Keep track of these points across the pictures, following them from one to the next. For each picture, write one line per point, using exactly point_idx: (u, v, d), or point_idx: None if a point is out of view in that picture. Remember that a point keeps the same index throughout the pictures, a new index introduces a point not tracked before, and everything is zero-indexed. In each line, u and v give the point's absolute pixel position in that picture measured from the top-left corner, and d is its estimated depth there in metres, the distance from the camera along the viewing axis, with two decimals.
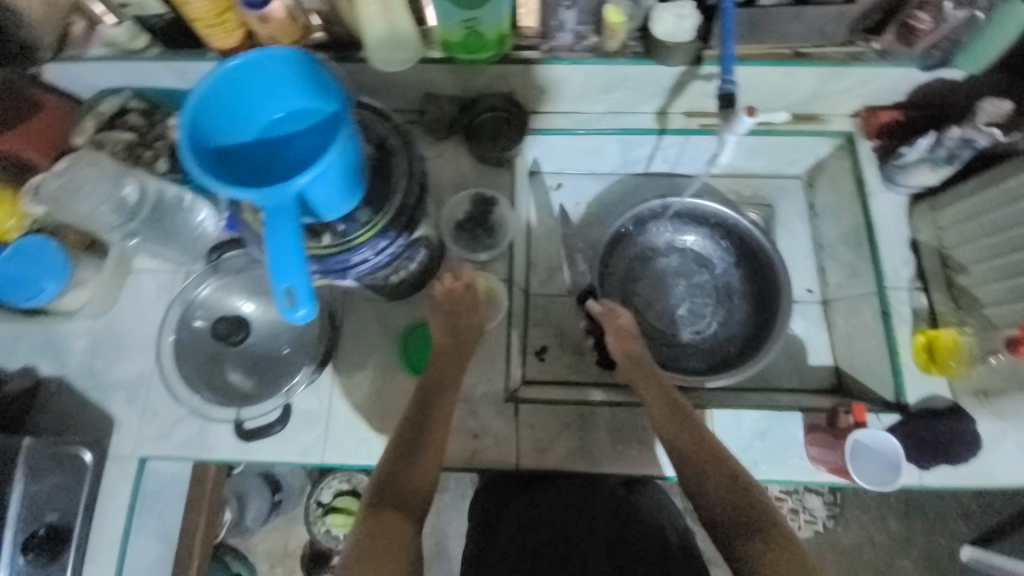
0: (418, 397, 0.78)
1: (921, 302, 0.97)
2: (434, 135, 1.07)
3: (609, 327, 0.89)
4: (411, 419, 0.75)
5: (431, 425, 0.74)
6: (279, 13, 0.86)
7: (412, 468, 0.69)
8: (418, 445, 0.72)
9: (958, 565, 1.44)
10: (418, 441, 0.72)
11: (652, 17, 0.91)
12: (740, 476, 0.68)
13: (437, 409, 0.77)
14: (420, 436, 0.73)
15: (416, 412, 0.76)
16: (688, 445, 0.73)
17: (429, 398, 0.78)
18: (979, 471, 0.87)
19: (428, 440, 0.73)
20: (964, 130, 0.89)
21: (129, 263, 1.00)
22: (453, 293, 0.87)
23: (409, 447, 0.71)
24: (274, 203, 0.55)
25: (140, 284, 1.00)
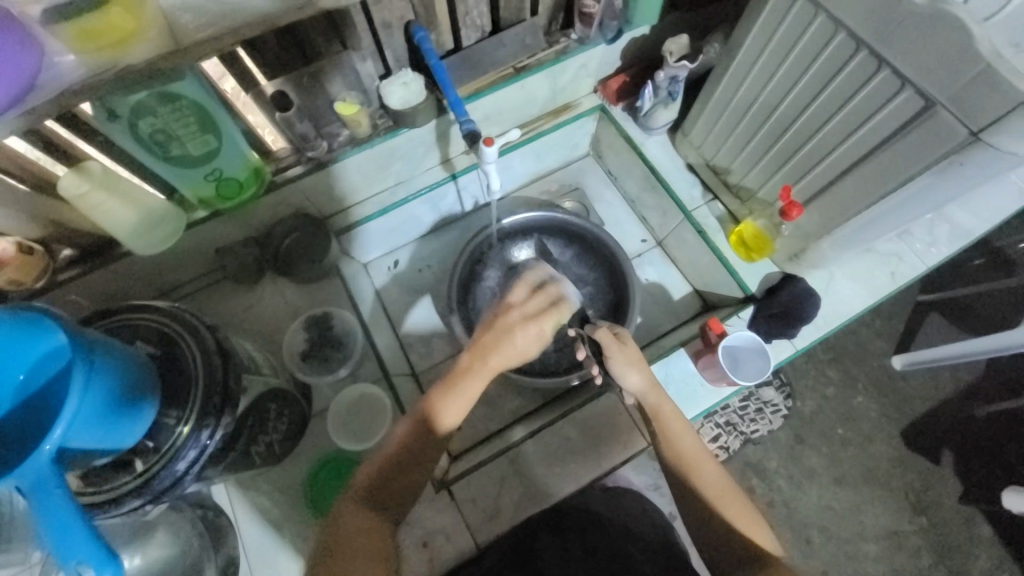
0: (405, 445, 0.72)
1: (719, 209, 1.10)
2: (246, 282, 1.04)
3: (615, 354, 0.79)
4: (395, 467, 0.72)
5: (409, 477, 0.72)
6: (9, 253, 0.79)
7: (379, 513, 0.70)
8: (391, 495, 0.71)
9: (898, 378, 1.61)
10: (391, 484, 0.72)
11: (382, 93, 0.95)
12: (718, 511, 0.72)
13: (425, 461, 0.74)
14: (399, 480, 0.72)
15: (408, 458, 0.72)
16: (676, 477, 0.76)
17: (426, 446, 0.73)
18: (830, 314, 1.02)
19: (407, 484, 0.72)
20: (666, 72, 1.04)
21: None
22: (522, 325, 0.78)
23: (382, 493, 0.71)
24: (32, 477, 0.47)
25: None
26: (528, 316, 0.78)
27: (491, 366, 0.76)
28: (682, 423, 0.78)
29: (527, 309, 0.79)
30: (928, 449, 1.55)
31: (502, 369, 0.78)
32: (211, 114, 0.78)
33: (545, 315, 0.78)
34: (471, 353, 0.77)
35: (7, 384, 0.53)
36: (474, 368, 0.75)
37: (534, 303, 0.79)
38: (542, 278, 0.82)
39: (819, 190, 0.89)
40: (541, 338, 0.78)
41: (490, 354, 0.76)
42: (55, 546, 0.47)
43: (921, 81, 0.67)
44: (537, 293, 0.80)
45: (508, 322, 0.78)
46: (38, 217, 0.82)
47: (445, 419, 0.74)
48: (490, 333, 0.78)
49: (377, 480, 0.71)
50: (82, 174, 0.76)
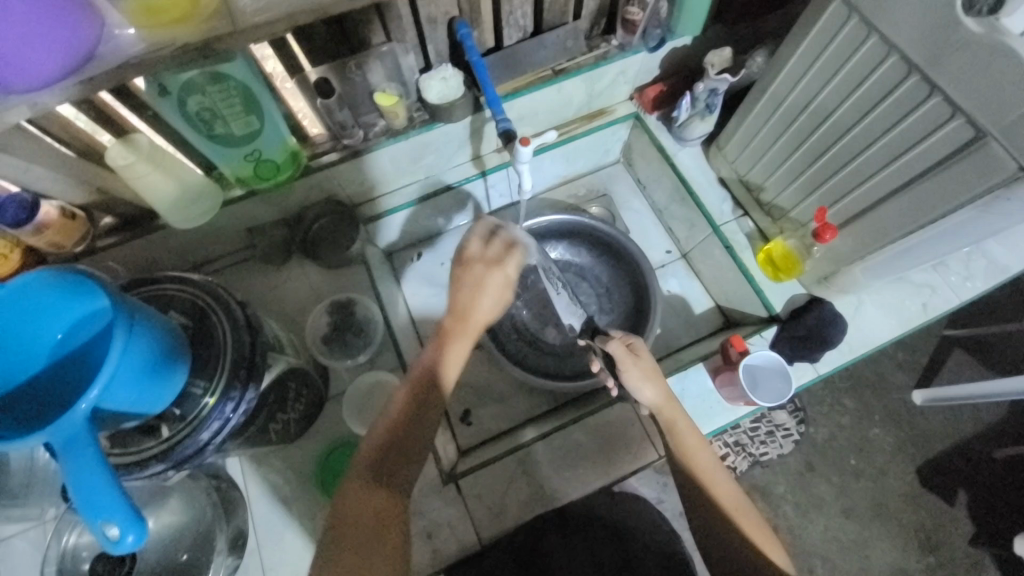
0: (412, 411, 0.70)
1: (749, 226, 1.09)
2: (274, 262, 1.06)
3: (630, 366, 0.79)
4: (401, 433, 0.69)
5: (418, 446, 0.69)
6: (54, 217, 0.82)
7: (386, 489, 0.65)
8: (399, 467, 0.68)
9: (917, 412, 1.57)
10: (401, 462, 0.68)
11: (422, 86, 0.96)
12: (733, 520, 0.72)
13: (431, 428, 0.71)
14: (405, 449, 0.69)
15: (407, 425, 0.69)
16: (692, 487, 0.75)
17: (433, 412, 0.71)
18: (856, 341, 1.00)
19: (414, 454, 0.69)
20: (706, 84, 1.03)
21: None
22: (484, 275, 0.76)
23: (390, 467, 0.67)
24: (63, 435, 0.49)
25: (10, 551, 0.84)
26: (489, 265, 0.77)
27: (474, 321, 0.77)
28: (696, 436, 0.77)
29: (486, 257, 0.77)
30: (943, 488, 1.51)
31: (482, 325, 0.78)
32: (256, 97, 0.80)
33: (506, 258, 0.77)
34: (452, 318, 0.76)
35: (45, 343, 0.56)
36: (459, 329, 0.76)
37: (493, 250, 0.78)
38: (492, 226, 0.80)
39: (855, 214, 0.87)
40: (506, 286, 0.78)
41: (468, 311, 0.76)
42: (82, 504, 0.49)
43: (972, 109, 0.65)
44: (493, 243, 0.78)
45: (469, 277, 0.76)
46: (85, 183, 0.85)
47: (447, 373, 0.74)
48: (457, 290, 0.76)
49: (384, 448, 0.68)
50: (129, 147, 0.79)
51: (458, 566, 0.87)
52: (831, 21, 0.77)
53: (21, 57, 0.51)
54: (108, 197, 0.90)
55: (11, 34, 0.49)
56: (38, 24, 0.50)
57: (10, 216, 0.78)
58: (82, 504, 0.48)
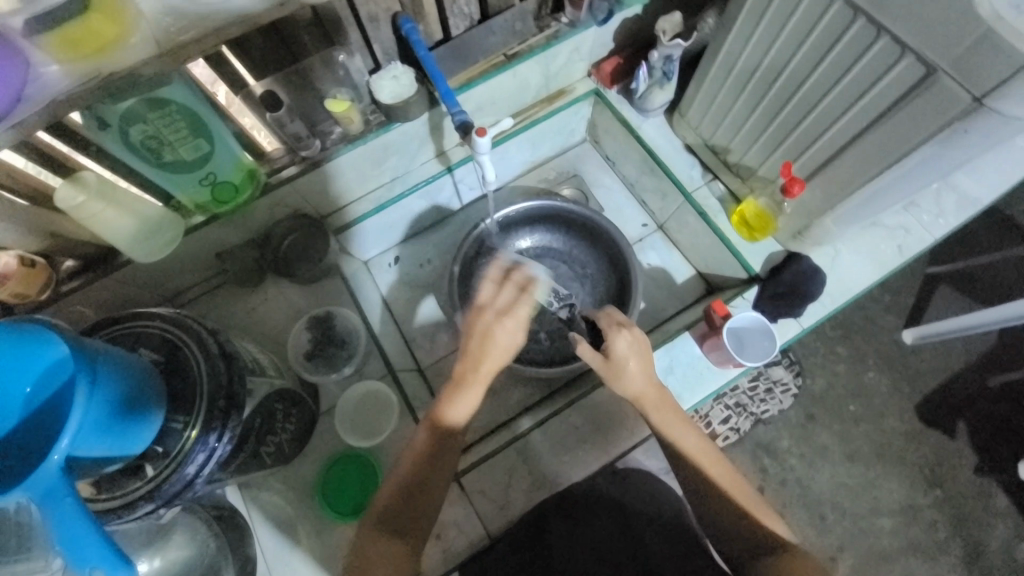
0: (420, 459, 0.73)
1: (720, 189, 1.08)
2: (248, 284, 1.05)
3: (625, 359, 0.76)
4: (411, 483, 0.72)
5: (431, 494, 0.73)
6: (13, 267, 0.80)
7: (402, 541, 0.69)
8: (412, 517, 0.71)
9: (909, 352, 1.60)
10: (411, 513, 0.71)
11: (373, 88, 0.94)
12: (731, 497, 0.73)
13: (443, 471, 0.74)
14: (416, 495, 0.72)
15: (426, 465, 0.73)
16: (682, 464, 0.76)
17: (439, 458, 0.74)
18: (836, 290, 1.00)
19: (426, 502, 0.72)
20: (660, 51, 1.01)
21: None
22: (499, 322, 0.76)
23: (400, 518, 0.70)
24: (39, 488, 0.48)
25: None
26: (502, 311, 0.77)
27: (485, 369, 0.76)
28: (685, 421, 0.78)
29: (498, 304, 0.77)
30: (941, 422, 1.54)
31: (497, 368, 0.77)
32: (202, 119, 0.78)
33: (520, 306, 0.77)
34: (463, 364, 0.76)
35: (13, 398, 0.54)
36: (467, 377, 0.75)
37: (505, 297, 0.77)
38: (507, 268, 0.81)
39: (821, 164, 0.87)
40: (522, 326, 0.77)
41: (479, 359, 0.76)
42: (70, 553, 0.48)
43: (918, 45, 0.65)
44: (505, 285, 0.78)
45: (485, 323, 0.76)
46: (38, 230, 0.83)
47: (457, 411, 0.75)
48: (472, 338, 0.76)
49: (397, 497, 0.71)
50: (77, 185, 0.77)
51: (470, 562, 0.88)
52: None
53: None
54: (65, 240, 0.87)
55: None
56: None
57: None
58: (70, 554, 0.48)
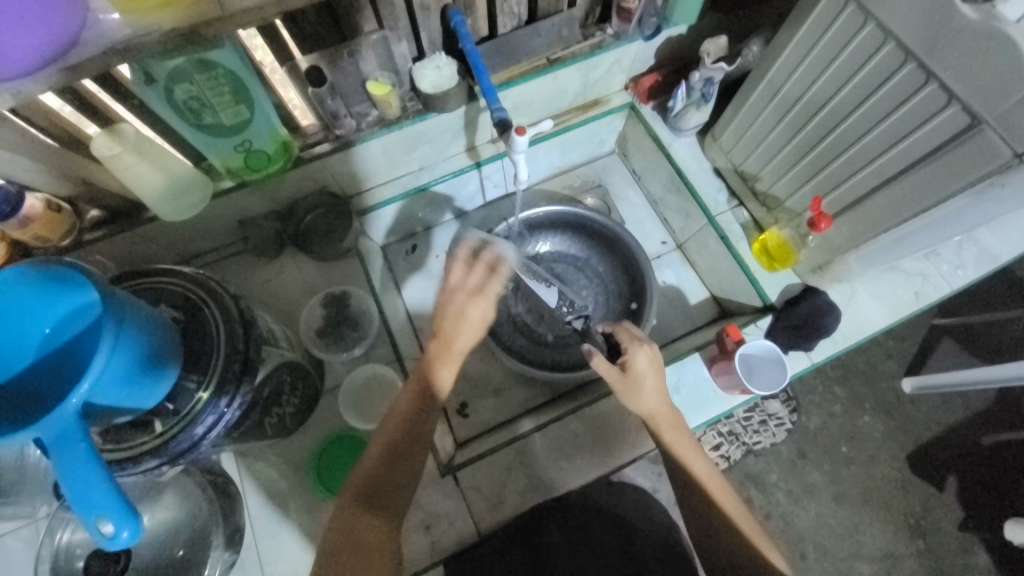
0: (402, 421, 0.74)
1: (744, 216, 1.09)
2: (266, 255, 1.05)
3: (643, 375, 0.78)
4: (392, 446, 0.72)
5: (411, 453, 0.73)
6: (39, 210, 0.80)
7: (379, 513, 0.68)
8: (389, 490, 0.70)
9: (907, 399, 1.60)
10: (391, 483, 0.71)
11: (415, 75, 0.95)
12: (734, 524, 0.73)
13: (421, 435, 0.74)
14: (400, 461, 0.72)
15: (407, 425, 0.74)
16: (688, 487, 0.76)
17: (419, 420, 0.74)
18: (850, 328, 1.01)
19: (406, 470, 0.72)
20: (702, 72, 1.02)
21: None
22: (470, 301, 0.77)
23: (379, 488, 0.70)
24: (53, 431, 0.47)
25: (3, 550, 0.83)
26: (473, 291, 0.78)
27: (459, 348, 0.78)
28: (694, 446, 0.79)
29: (468, 285, 0.79)
30: (931, 473, 1.54)
31: (468, 346, 0.79)
32: (246, 87, 0.79)
33: (489, 285, 0.78)
34: (437, 343, 0.77)
35: (33, 338, 0.54)
36: (444, 351, 0.77)
37: (474, 276, 0.79)
38: (475, 247, 0.82)
39: (852, 201, 0.87)
40: (492, 304, 0.79)
41: (453, 338, 0.77)
42: (76, 501, 0.48)
43: (967, 95, 0.65)
44: (473, 264, 0.79)
45: (456, 302, 0.77)
46: (70, 175, 0.83)
47: (440, 382, 0.77)
48: (445, 319, 0.77)
49: (374, 469, 0.71)
50: (113, 137, 0.76)
51: (457, 557, 0.87)
52: (827, 9, 0.76)
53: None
54: (94, 190, 0.87)
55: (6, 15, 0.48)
56: (21, 7, 0.48)
57: None
58: (76, 500, 0.47)
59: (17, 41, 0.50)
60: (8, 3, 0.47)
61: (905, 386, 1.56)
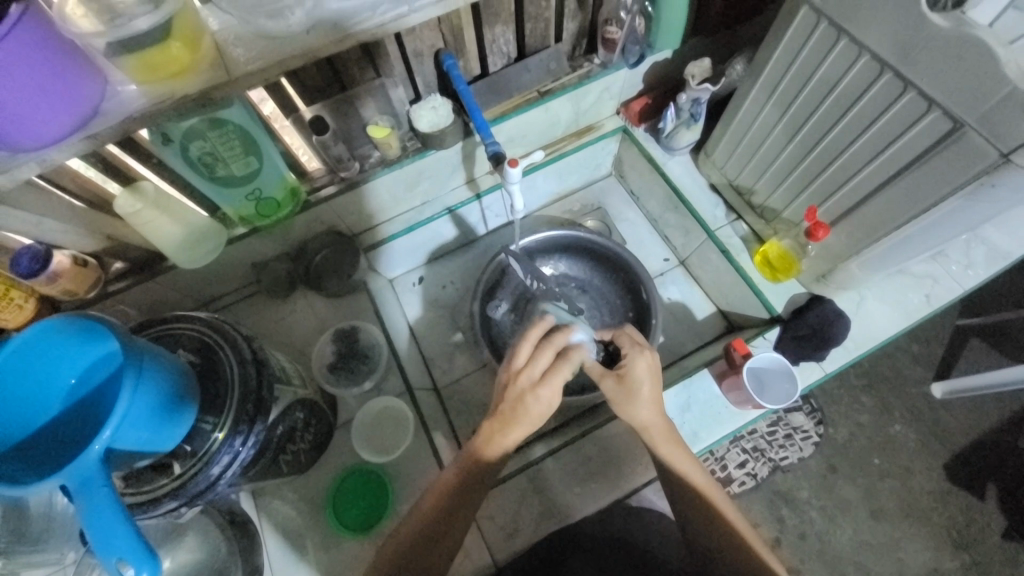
0: (443, 495, 0.74)
1: (743, 229, 1.10)
2: (279, 295, 1.09)
3: (641, 379, 0.77)
4: (433, 518, 0.73)
5: (451, 530, 0.73)
6: (66, 265, 0.85)
7: None
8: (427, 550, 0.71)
9: (937, 405, 1.54)
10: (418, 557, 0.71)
11: (412, 117, 1.00)
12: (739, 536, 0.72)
13: (461, 511, 0.74)
14: (438, 530, 0.73)
15: (455, 500, 0.74)
16: (690, 505, 0.76)
17: (458, 499, 0.74)
18: (860, 337, 0.99)
19: (438, 550, 0.72)
20: (688, 94, 1.05)
21: None
22: (533, 390, 0.73)
23: (408, 562, 0.70)
24: (77, 477, 0.50)
25: None
26: (537, 377, 0.74)
27: (512, 437, 0.73)
28: (690, 459, 0.78)
29: (533, 373, 0.74)
30: (970, 483, 1.47)
31: (530, 432, 0.75)
32: (254, 139, 0.84)
33: (556, 374, 0.73)
34: (493, 422, 0.73)
35: (60, 388, 0.58)
36: (493, 438, 0.73)
37: (540, 360, 0.74)
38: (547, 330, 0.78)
39: (846, 209, 0.88)
40: (558, 389, 0.74)
41: (511, 424, 0.73)
42: (97, 543, 0.49)
43: (944, 100, 0.66)
44: (544, 349, 0.75)
45: (517, 390, 0.74)
46: (96, 231, 0.89)
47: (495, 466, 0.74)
48: (505, 399, 0.74)
49: (410, 540, 0.72)
50: (135, 194, 0.82)
51: None
52: (801, 27, 0.79)
53: (25, 116, 0.54)
54: (117, 244, 0.93)
55: (34, 92, 0.53)
56: (46, 84, 0.53)
57: (25, 266, 0.81)
58: (97, 545, 0.49)
59: (43, 114, 0.55)
60: (37, 81, 0.52)
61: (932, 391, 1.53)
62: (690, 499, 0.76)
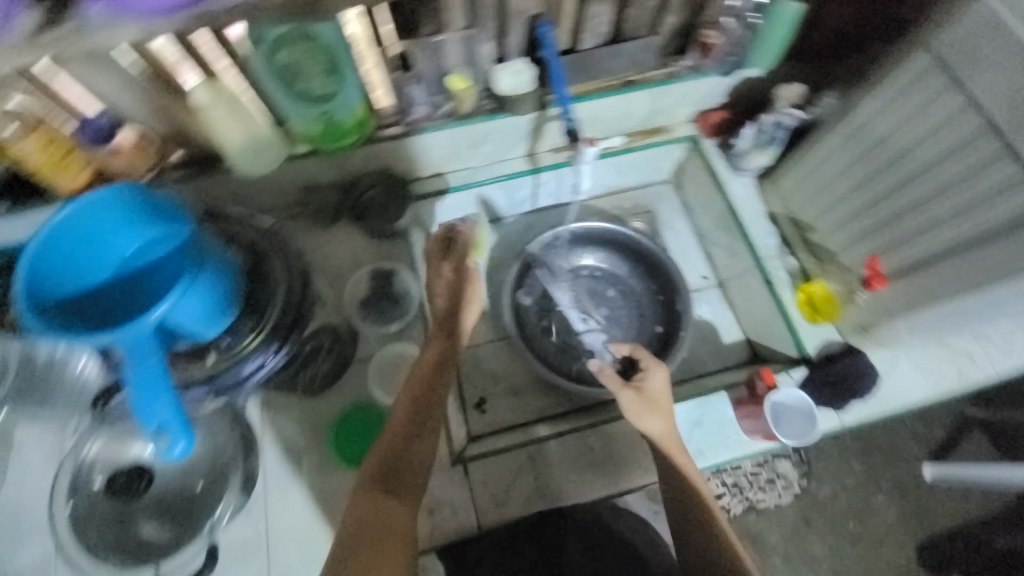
0: (410, 406, 0.78)
1: (793, 264, 1.08)
2: (321, 222, 1.09)
3: (659, 393, 0.82)
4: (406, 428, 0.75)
5: (426, 438, 0.76)
6: (129, 144, 0.86)
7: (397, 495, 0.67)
8: (409, 463, 0.71)
9: (925, 485, 1.53)
10: (404, 465, 0.71)
11: (493, 77, 0.99)
12: (730, 544, 0.68)
13: (428, 424, 0.78)
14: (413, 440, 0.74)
15: (421, 411, 0.78)
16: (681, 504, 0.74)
17: (426, 410, 0.78)
18: (884, 396, 0.98)
19: (414, 458, 0.73)
20: (773, 116, 1.04)
21: (10, 435, 0.88)
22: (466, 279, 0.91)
23: (395, 467, 0.70)
24: (129, 340, 0.50)
25: (24, 458, 0.88)
26: (455, 265, 0.92)
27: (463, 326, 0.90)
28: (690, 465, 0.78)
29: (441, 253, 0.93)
30: (938, 567, 1.47)
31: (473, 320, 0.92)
32: (340, 59, 0.86)
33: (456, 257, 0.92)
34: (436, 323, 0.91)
35: (115, 255, 0.60)
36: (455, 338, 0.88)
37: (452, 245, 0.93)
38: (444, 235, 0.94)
39: (909, 264, 0.88)
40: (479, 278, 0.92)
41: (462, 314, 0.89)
42: (139, 407, 0.50)
43: None
44: (435, 248, 0.93)
45: (438, 269, 0.92)
46: (168, 115, 0.88)
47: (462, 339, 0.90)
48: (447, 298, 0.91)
49: (389, 447, 0.72)
50: (213, 88, 0.82)
51: (456, 546, 0.87)
52: None
53: None
54: (183, 132, 0.93)
55: None
56: None
57: (92, 134, 0.83)
58: (138, 409, 0.50)
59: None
60: None
61: (924, 470, 1.53)
62: (689, 511, 0.73)
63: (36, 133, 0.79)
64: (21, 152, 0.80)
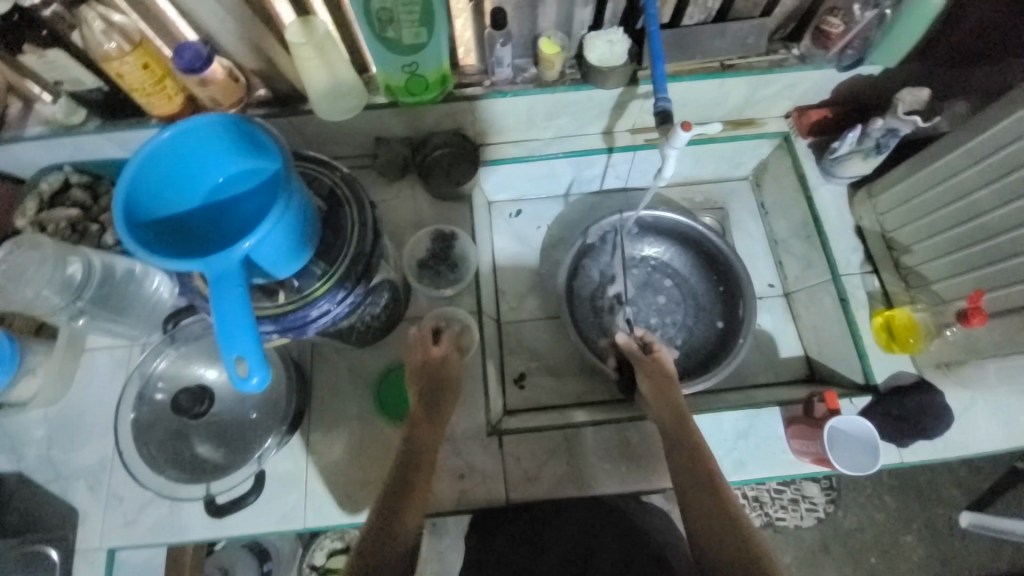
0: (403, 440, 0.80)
1: (874, 285, 1.01)
2: (388, 176, 1.09)
3: (668, 370, 0.88)
4: (401, 462, 0.77)
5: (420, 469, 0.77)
6: (220, 75, 0.87)
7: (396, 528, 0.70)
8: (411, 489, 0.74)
9: (958, 532, 1.45)
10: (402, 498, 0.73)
11: (586, 45, 0.94)
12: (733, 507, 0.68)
13: (423, 456, 0.79)
14: (409, 471, 0.76)
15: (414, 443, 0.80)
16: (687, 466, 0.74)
17: (416, 441, 0.80)
18: (955, 440, 0.91)
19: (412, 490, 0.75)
20: (886, 122, 0.93)
21: (82, 342, 0.97)
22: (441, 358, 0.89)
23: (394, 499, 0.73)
24: (216, 269, 0.52)
25: (95, 363, 0.97)
26: (445, 343, 0.91)
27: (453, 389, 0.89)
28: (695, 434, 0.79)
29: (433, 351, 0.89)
30: None
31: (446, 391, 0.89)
32: (435, 11, 0.82)
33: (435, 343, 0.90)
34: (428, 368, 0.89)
35: (206, 183, 0.61)
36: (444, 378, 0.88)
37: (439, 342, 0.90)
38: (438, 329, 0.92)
39: (1015, 306, 0.82)
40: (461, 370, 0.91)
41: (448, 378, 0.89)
42: (220, 334, 0.52)
43: None
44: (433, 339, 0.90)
45: (433, 351, 0.89)
46: (258, 50, 0.89)
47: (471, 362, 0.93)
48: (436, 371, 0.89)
49: (389, 485, 0.74)
50: (305, 29, 0.82)
51: (488, 514, 0.89)
52: None
53: None
54: (269, 69, 0.93)
55: None
56: None
57: (186, 62, 0.83)
58: (220, 337, 0.51)
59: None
60: None
61: (959, 517, 1.44)
62: (699, 466, 0.73)
63: (136, 54, 0.80)
64: (120, 70, 0.80)
